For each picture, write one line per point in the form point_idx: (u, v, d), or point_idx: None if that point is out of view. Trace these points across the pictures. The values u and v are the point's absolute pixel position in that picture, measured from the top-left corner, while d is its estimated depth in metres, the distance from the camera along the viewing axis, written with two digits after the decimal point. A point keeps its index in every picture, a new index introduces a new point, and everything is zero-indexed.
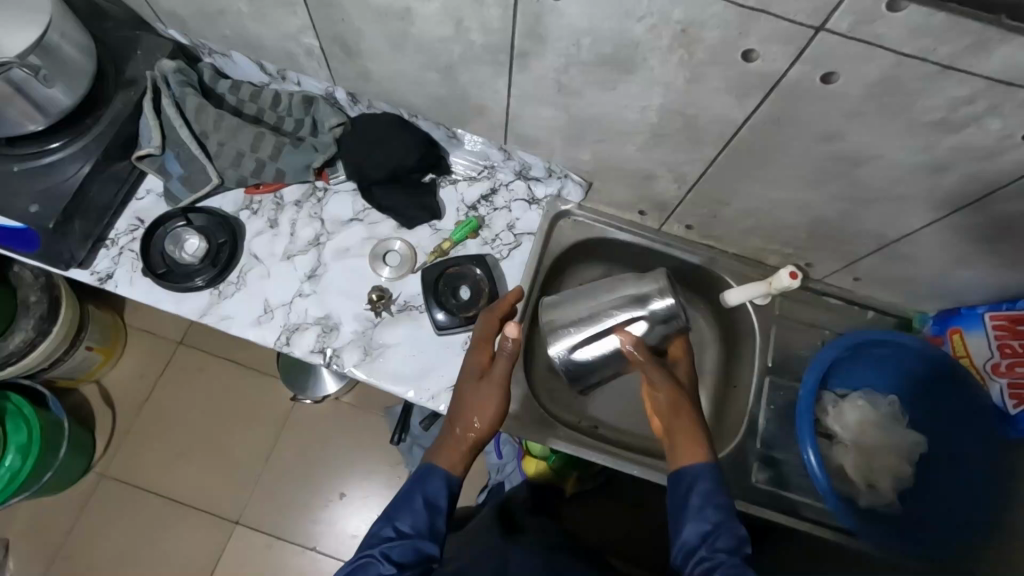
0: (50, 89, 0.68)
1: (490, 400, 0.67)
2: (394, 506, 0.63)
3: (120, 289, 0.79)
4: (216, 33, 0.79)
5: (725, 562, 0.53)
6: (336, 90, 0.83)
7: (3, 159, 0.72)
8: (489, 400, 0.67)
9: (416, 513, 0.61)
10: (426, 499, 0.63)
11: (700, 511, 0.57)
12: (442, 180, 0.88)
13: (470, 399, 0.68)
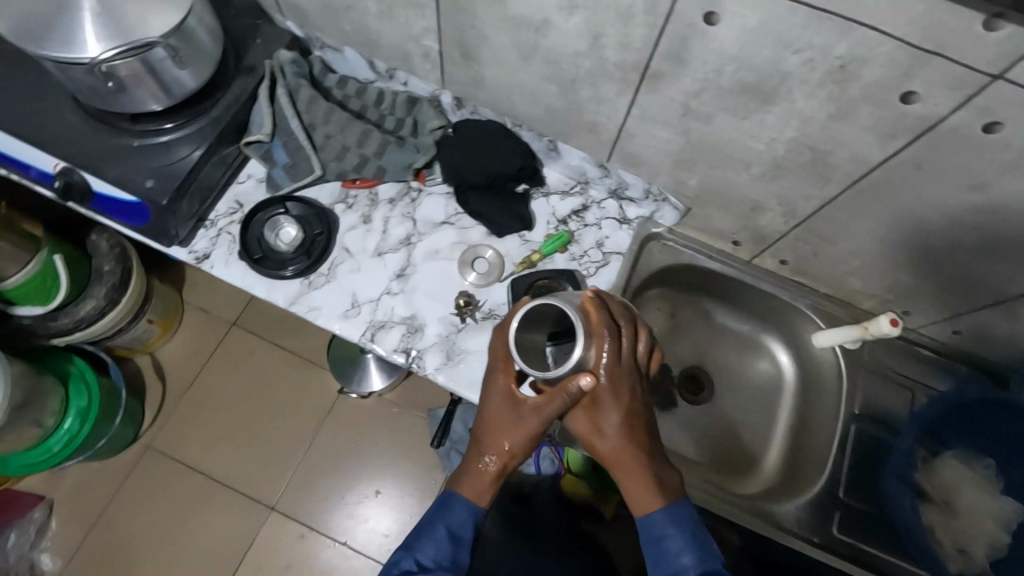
0: (178, 71, 0.69)
1: (524, 430, 0.61)
2: (416, 534, 0.64)
3: (215, 269, 0.80)
4: (335, 28, 0.81)
5: None
6: (443, 94, 0.84)
7: (123, 134, 0.74)
8: (517, 439, 0.62)
9: (438, 543, 0.63)
10: (449, 531, 0.63)
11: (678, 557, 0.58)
12: (535, 191, 0.88)
13: (499, 427, 0.62)
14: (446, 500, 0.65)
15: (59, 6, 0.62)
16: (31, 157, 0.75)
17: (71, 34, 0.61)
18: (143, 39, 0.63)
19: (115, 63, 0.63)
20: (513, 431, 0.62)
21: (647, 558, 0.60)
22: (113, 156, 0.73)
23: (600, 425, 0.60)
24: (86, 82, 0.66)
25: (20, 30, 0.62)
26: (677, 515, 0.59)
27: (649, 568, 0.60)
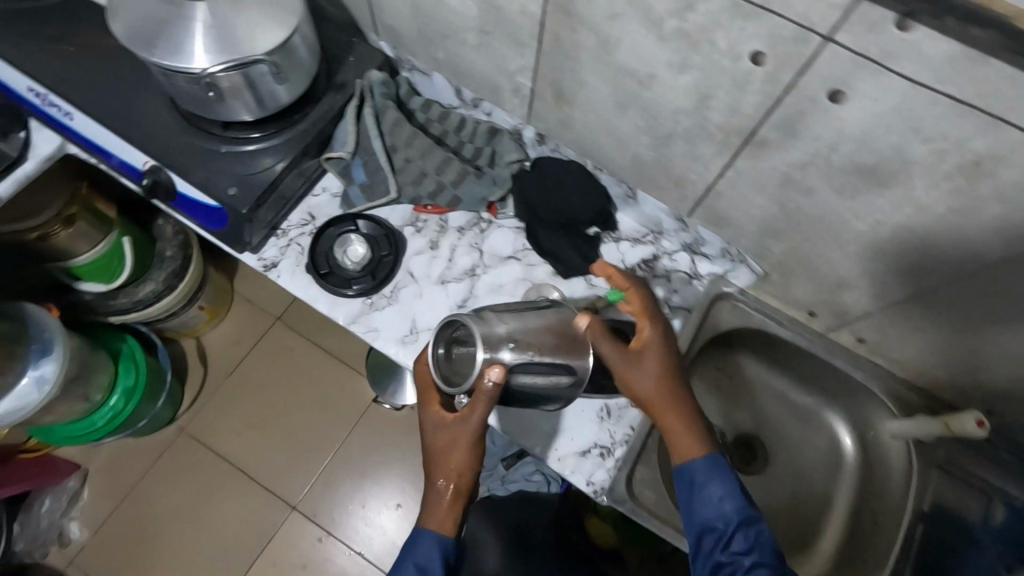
0: (274, 86, 0.70)
1: (461, 442, 0.60)
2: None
3: (281, 279, 0.81)
4: (428, 54, 0.81)
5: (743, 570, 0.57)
6: (526, 129, 0.83)
7: (211, 139, 0.75)
8: (462, 451, 0.60)
9: None
10: (418, 565, 0.60)
11: (719, 502, 0.59)
12: (606, 235, 0.86)
13: (444, 445, 0.60)
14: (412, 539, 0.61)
15: (174, 15, 0.63)
16: (120, 151, 0.76)
17: (181, 43, 0.63)
18: (251, 56, 0.64)
19: (219, 75, 0.64)
20: (455, 448, 0.60)
21: (686, 507, 0.61)
22: (200, 159, 0.75)
23: (640, 362, 0.63)
24: (187, 90, 0.67)
25: (133, 34, 0.63)
26: (717, 463, 0.60)
27: (689, 515, 0.61)
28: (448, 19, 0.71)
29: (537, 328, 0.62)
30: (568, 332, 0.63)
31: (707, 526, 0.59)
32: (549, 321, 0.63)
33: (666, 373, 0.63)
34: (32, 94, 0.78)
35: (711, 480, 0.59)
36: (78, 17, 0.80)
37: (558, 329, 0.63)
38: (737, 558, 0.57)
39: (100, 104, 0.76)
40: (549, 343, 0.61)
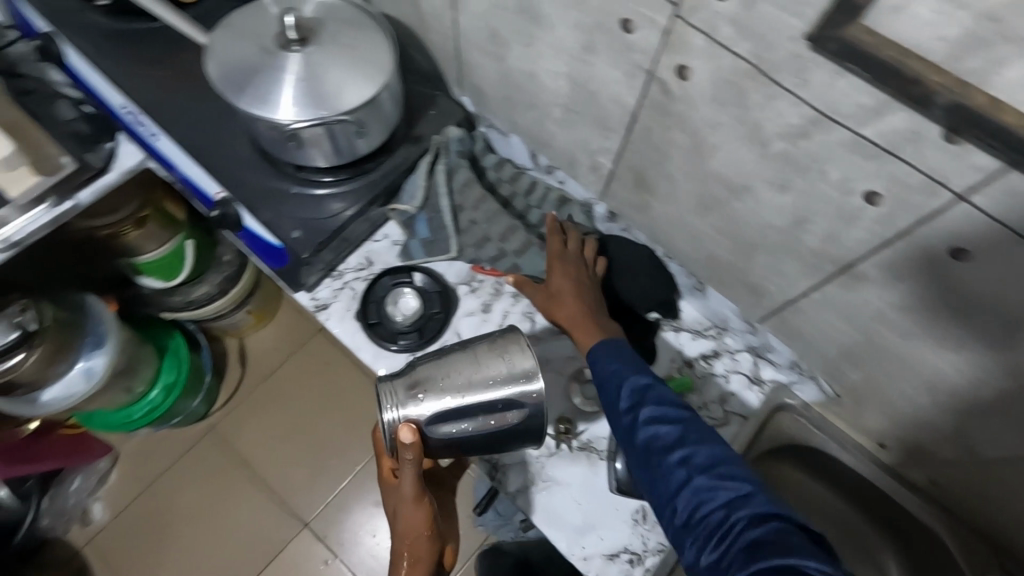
0: (351, 139, 0.70)
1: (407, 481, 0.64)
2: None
3: (330, 322, 0.80)
4: (509, 117, 0.79)
5: (642, 408, 0.56)
6: (597, 204, 0.80)
7: (282, 178, 0.76)
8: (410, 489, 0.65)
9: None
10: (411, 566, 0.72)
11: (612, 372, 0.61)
12: (667, 323, 0.81)
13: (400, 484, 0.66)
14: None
15: (268, 63, 0.64)
16: (198, 177, 0.77)
17: (270, 93, 0.63)
18: (337, 113, 0.64)
19: (300, 128, 0.64)
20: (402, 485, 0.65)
21: (603, 400, 0.60)
22: (270, 197, 0.75)
23: (556, 280, 0.72)
24: (268, 134, 0.68)
25: (225, 77, 0.64)
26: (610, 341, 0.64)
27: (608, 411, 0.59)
28: (535, 91, 0.69)
29: (460, 374, 0.60)
30: (496, 367, 0.60)
31: (618, 407, 0.58)
32: (473, 360, 0.61)
33: (578, 286, 0.71)
34: (125, 112, 0.81)
35: (606, 358, 0.62)
36: (178, 40, 0.83)
37: (485, 369, 0.60)
38: (637, 412, 0.56)
39: (185, 129, 0.77)
40: (469, 387, 0.60)
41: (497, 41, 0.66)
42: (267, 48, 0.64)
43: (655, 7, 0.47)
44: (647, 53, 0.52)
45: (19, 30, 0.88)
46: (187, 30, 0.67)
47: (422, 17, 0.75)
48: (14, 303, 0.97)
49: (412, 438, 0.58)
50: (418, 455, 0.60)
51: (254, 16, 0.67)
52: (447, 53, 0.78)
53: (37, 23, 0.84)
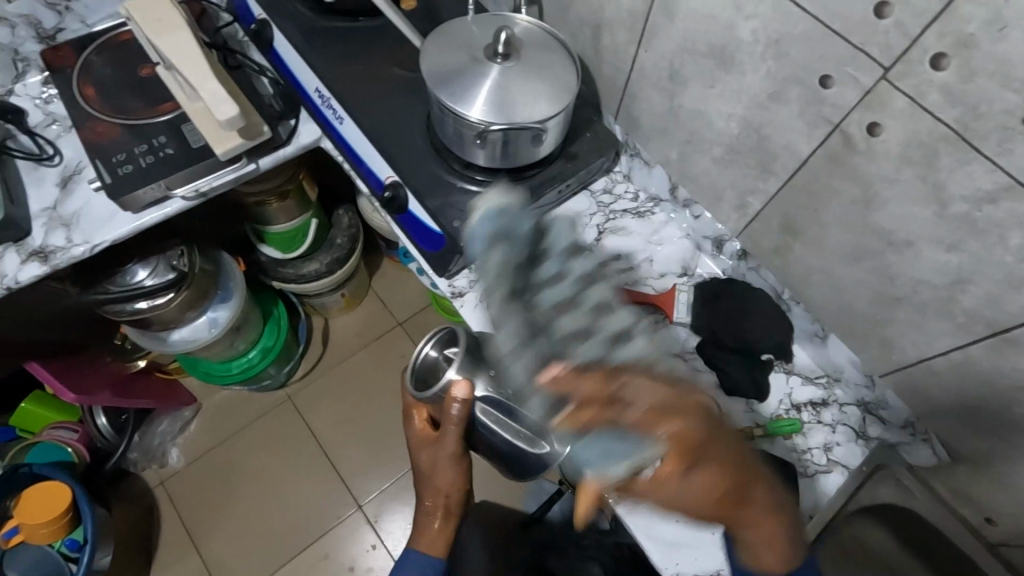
0: (518, 145, 0.78)
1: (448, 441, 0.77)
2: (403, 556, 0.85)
3: (463, 309, 0.86)
4: (660, 149, 0.85)
5: None
6: (730, 242, 0.85)
7: (442, 168, 0.84)
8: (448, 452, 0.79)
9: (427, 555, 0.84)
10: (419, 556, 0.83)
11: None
12: (778, 364, 0.84)
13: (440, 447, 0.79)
14: (404, 559, 0.84)
15: (476, 68, 0.72)
16: (373, 162, 0.86)
17: (467, 92, 0.72)
18: (529, 122, 0.72)
19: (482, 125, 0.72)
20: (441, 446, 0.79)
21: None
22: (436, 188, 0.83)
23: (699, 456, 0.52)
24: (450, 125, 0.76)
25: (432, 71, 0.72)
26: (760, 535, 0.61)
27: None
28: (700, 129, 0.75)
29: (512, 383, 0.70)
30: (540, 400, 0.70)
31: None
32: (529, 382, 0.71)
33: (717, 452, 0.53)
34: (317, 95, 0.91)
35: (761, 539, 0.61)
36: (371, 39, 0.93)
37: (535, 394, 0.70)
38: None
39: (370, 117, 0.87)
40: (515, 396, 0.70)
41: (676, 79, 0.73)
42: (475, 56, 0.73)
43: (863, 69, 0.53)
44: (839, 108, 0.57)
45: (233, 14, 0.99)
46: (407, 32, 0.76)
47: (599, 51, 0.83)
48: (174, 246, 1.07)
49: (465, 395, 0.70)
50: (464, 416, 0.72)
51: (466, 28, 0.75)
52: (614, 83, 0.85)
53: (254, 10, 0.96)
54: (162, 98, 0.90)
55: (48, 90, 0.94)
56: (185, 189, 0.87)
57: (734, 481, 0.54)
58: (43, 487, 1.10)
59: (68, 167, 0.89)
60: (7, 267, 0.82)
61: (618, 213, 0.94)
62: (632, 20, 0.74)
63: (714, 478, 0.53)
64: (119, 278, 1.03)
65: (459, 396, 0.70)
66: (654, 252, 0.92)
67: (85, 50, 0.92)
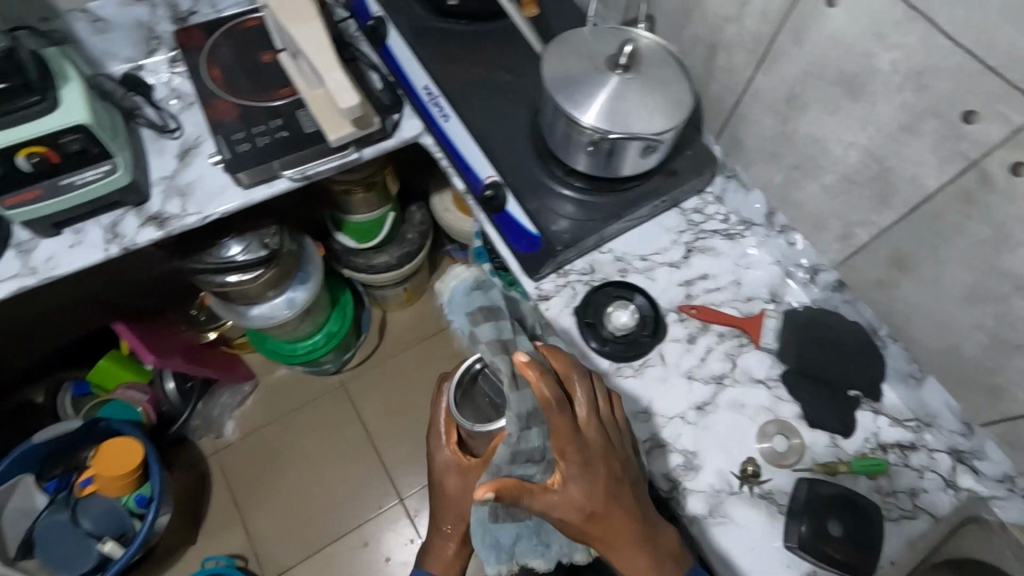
0: (622, 158, 0.79)
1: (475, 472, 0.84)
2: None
3: (547, 313, 0.87)
4: (762, 173, 0.85)
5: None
6: (825, 272, 0.84)
7: (541, 172, 0.86)
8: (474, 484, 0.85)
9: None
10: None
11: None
12: (866, 403, 0.81)
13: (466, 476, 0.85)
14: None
15: (597, 77, 0.73)
16: (472, 159, 0.88)
17: (585, 99, 0.73)
18: (645, 133, 0.73)
19: (594, 133, 0.73)
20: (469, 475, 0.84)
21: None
22: (537, 191, 0.86)
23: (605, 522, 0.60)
24: (560, 129, 0.78)
25: (553, 76, 0.75)
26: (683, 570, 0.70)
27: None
28: (813, 156, 0.75)
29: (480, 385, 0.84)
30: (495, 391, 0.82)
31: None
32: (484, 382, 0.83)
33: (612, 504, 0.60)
34: (425, 93, 0.93)
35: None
36: (482, 42, 0.96)
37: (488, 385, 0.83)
38: None
39: (477, 118, 0.90)
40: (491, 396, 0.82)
41: (793, 104, 0.74)
42: (596, 65, 0.74)
43: (1016, 107, 0.53)
44: (979, 144, 0.57)
45: (350, 10, 1.03)
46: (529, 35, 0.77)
47: (710, 71, 0.84)
48: (269, 225, 1.11)
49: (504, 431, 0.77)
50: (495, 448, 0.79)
51: (588, 38, 0.77)
52: (720, 105, 0.85)
53: (371, 7, 0.99)
54: (279, 83, 0.94)
55: (175, 67, 0.99)
56: (293, 171, 0.91)
57: (625, 528, 0.61)
58: (120, 442, 1.15)
59: (188, 140, 0.94)
60: (126, 228, 0.87)
61: (707, 233, 0.92)
62: (754, 43, 0.75)
63: (619, 520, 0.60)
64: (214, 250, 1.07)
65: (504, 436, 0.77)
66: (742, 275, 0.90)
67: (214, 33, 0.98)
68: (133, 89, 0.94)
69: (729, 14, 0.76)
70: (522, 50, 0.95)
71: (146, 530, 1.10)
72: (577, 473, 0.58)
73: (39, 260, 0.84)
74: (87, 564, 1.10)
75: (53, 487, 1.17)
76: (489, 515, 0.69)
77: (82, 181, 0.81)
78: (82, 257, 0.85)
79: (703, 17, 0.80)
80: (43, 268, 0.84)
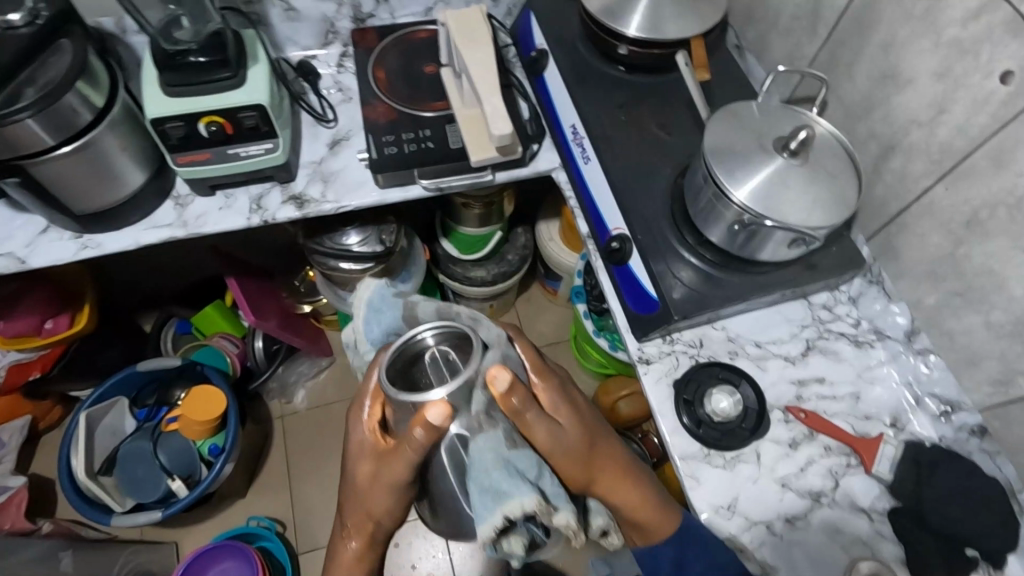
0: (765, 242, 0.74)
1: (390, 470, 0.63)
2: None
3: (644, 377, 0.83)
4: (918, 288, 0.79)
5: None
6: (964, 413, 0.77)
7: (670, 233, 0.84)
8: (377, 490, 0.65)
9: None
10: None
11: None
12: (984, 567, 0.71)
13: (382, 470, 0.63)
14: None
15: (761, 157, 0.71)
16: (605, 208, 0.87)
17: (743, 174, 0.70)
18: (801, 227, 0.69)
19: (745, 210, 0.70)
20: (375, 478, 0.65)
21: None
22: (663, 254, 0.83)
23: (598, 450, 0.69)
24: (707, 197, 0.75)
25: (714, 144, 0.72)
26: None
27: None
28: (984, 287, 0.69)
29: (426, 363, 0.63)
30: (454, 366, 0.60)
31: None
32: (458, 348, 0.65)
33: (603, 444, 0.70)
34: (571, 132, 0.94)
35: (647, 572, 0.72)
36: (639, 93, 0.95)
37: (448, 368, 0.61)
38: None
39: (620, 167, 0.88)
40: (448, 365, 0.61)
41: (974, 228, 0.68)
42: (763, 144, 0.72)
43: None
44: None
45: (514, 37, 1.07)
46: (698, 101, 0.80)
47: (880, 171, 0.78)
48: (389, 222, 1.15)
49: (438, 417, 0.56)
50: (425, 435, 0.57)
51: (758, 113, 0.75)
52: (881, 208, 0.80)
53: (537, 40, 1.01)
54: (436, 96, 0.97)
55: (343, 61, 1.06)
56: (429, 181, 0.94)
57: (612, 467, 0.70)
58: (208, 390, 1.22)
59: (339, 132, 0.99)
60: (270, 203, 0.93)
61: (833, 334, 0.85)
62: (940, 155, 0.69)
63: (605, 459, 0.70)
64: (336, 236, 1.13)
65: (432, 416, 0.56)
66: (864, 389, 0.82)
67: (386, 39, 1.03)
68: (304, 76, 1.01)
69: (920, 118, 0.71)
70: (676, 108, 0.93)
71: (212, 479, 1.17)
72: (566, 414, 0.68)
73: (191, 215, 0.91)
74: (155, 494, 1.18)
75: (144, 416, 1.28)
76: (505, 440, 0.61)
77: (246, 154, 0.87)
78: (228, 221, 0.91)
79: (886, 115, 0.75)
80: (193, 223, 0.91)
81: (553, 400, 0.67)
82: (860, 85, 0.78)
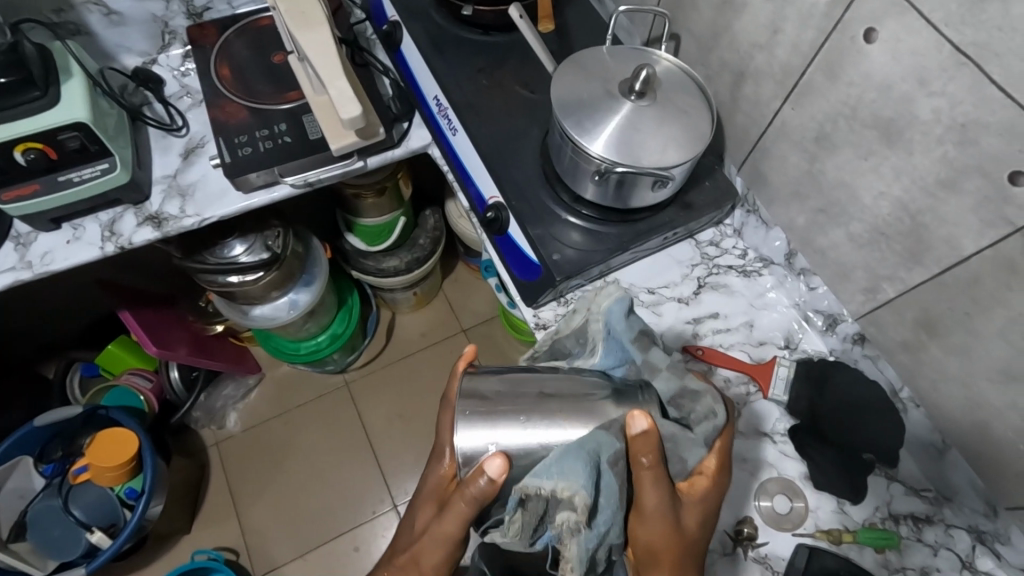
0: (633, 189, 0.73)
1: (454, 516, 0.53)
2: None
3: None
4: (786, 213, 0.80)
5: None
6: (843, 323, 0.79)
7: (546, 193, 0.82)
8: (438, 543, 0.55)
9: None
10: None
11: None
12: (880, 468, 0.75)
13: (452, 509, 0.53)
14: None
15: (609, 104, 0.69)
16: (478, 179, 0.85)
17: (591, 125, 0.68)
18: (653, 168, 0.67)
19: (602, 159, 0.68)
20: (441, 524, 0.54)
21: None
22: (542, 216, 0.81)
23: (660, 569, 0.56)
24: (568, 153, 0.74)
25: (562, 98, 0.70)
26: None
27: None
28: (841, 201, 0.70)
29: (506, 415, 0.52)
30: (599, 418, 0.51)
31: None
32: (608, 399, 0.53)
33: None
34: (435, 104, 0.90)
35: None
36: (499, 55, 0.92)
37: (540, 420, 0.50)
38: None
39: (486, 134, 0.85)
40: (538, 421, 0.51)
41: (823, 143, 0.68)
42: (609, 90, 0.71)
43: None
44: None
45: (366, 12, 1.02)
46: (542, 57, 0.78)
47: (736, 100, 0.78)
48: (273, 226, 1.10)
49: (638, 426, 0.50)
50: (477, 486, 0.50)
51: (604, 60, 0.74)
52: (743, 136, 0.80)
53: (388, 12, 0.96)
54: (291, 86, 0.93)
55: (187, 63, 0.98)
56: (295, 177, 0.88)
57: None
58: (113, 434, 1.15)
59: (192, 139, 0.92)
60: (124, 227, 0.86)
61: (721, 268, 0.86)
62: (783, 75, 0.69)
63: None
64: (218, 250, 1.07)
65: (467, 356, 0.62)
66: (757, 316, 0.83)
67: (227, 31, 0.96)
68: (143, 84, 0.93)
69: (759, 41, 0.71)
70: (539, 66, 0.91)
71: (135, 521, 1.10)
72: (693, 511, 0.57)
73: (35, 254, 0.83)
74: (77, 551, 1.13)
75: (50, 471, 1.18)
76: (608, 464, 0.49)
77: (80, 178, 0.79)
78: (78, 254, 0.84)
79: (731, 43, 0.75)
80: (39, 262, 0.83)
81: (703, 491, 0.57)
82: (705, 15, 0.77)
